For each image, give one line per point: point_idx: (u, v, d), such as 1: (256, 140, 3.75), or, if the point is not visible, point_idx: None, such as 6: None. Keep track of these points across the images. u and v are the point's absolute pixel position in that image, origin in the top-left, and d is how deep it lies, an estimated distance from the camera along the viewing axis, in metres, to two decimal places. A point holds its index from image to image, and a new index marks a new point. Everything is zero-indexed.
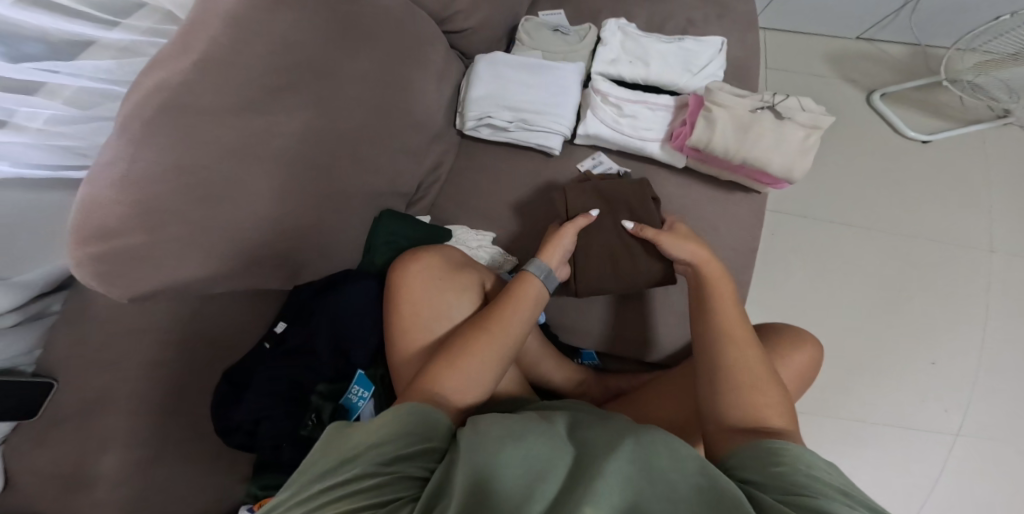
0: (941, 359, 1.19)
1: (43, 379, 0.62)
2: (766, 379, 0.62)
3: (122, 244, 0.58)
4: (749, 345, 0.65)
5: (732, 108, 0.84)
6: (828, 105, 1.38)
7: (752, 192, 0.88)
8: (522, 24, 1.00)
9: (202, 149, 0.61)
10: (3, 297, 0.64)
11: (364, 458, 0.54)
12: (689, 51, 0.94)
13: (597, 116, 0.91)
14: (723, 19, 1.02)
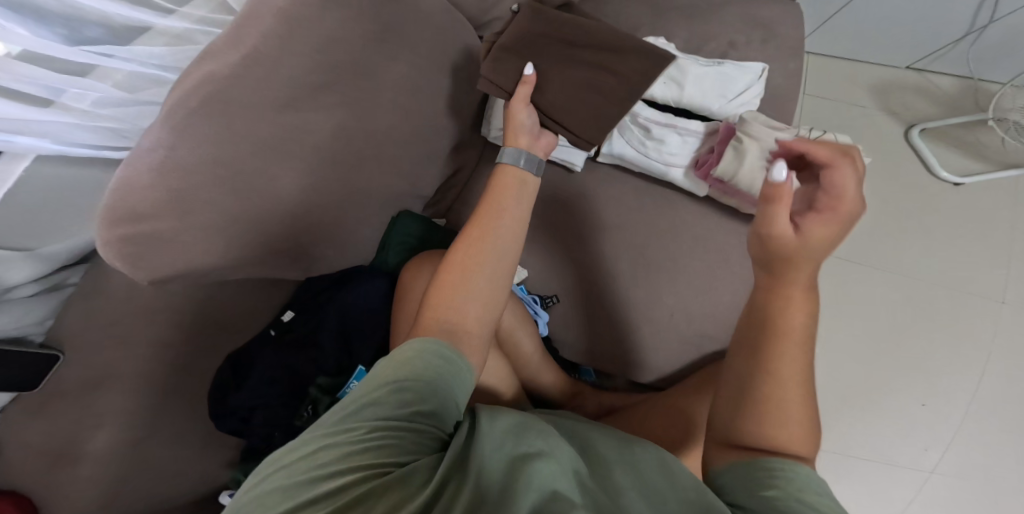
0: (934, 401, 1.14)
1: (49, 352, 0.65)
2: (802, 394, 0.51)
3: (150, 229, 0.59)
4: (798, 348, 0.52)
5: (765, 141, 0.81)
6: (869, 136, 1.33)
7: None
8: None
9: (239, 142, 0.62)
10: (27, 269, 0.68)
11: (382, 409, 0.50)
12: (727, 76, 0.91)
13: (623, 137, 0.88)
14: (767, 44, 0.99)
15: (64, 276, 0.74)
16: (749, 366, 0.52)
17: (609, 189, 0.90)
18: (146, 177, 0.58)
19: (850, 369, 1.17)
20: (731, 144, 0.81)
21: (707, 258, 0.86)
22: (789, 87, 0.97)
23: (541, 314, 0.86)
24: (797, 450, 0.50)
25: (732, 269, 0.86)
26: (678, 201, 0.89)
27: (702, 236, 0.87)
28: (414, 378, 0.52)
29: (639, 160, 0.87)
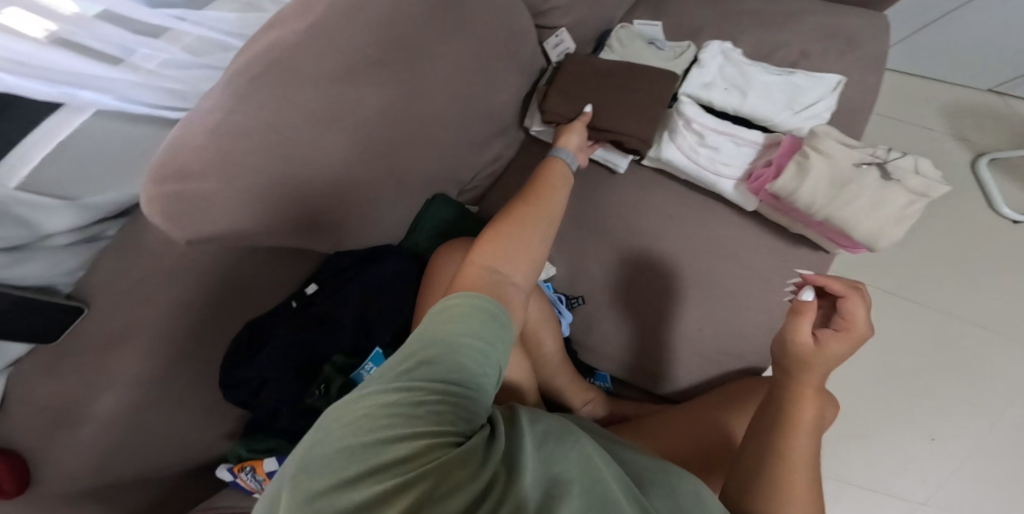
0: (941, 435, 1.06)
1: (71, 305, 0.63)
2: (812, 474, 0.52)
3: (195, 189, 0.57)
4: (807, 431, 0.53)
5: (835, 158, 0.75)
6: (944, 163, 1.22)
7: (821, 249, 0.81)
8: (616, 31, 0.95)
9: (291, 111, 0.61)
10: (67, 218, 0.65)
11: (436, 376, 0.48)
12: (796, 85, 0.86)
13: (674, 142, 0.84)
14: (846, 55, 0.91)
15: (99, 229, 0.71)
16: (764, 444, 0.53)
17: (651, 195, 0.86)
18: (201, 138, 0.58)
19: (871, 400, 1.09)
20: (795, 159, 0.76)
21: (747, 278, 0.81)
22: (865, 103, 0.90)
23: (565, 314, 0.83)
24: None
25: (773, 292, 0.80)
26: (724, 215, 0.84)
27: (743, 254, 0.82)
28: (471, 348, 0.51)
29: (688, 168, 0.83)
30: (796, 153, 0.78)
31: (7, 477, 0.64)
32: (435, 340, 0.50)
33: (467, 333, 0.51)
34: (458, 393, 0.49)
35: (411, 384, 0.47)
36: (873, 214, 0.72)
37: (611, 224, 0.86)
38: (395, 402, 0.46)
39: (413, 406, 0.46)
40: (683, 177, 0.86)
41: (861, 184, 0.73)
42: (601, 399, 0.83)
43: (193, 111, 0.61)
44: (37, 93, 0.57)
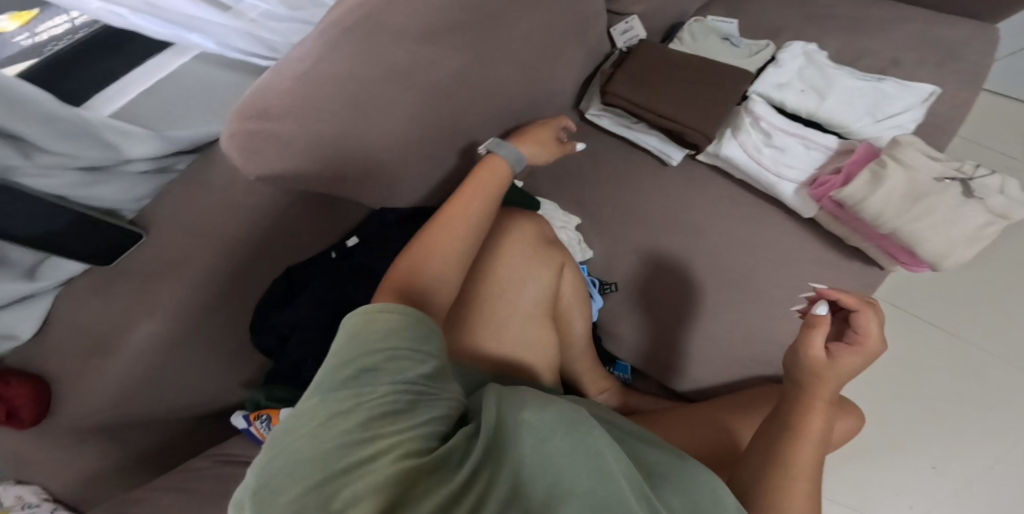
0: (942, 464, 0.98)
1: (133, 230, 0.67)
2: (814, 475, 0.57)
3: (274, 127, 0.60)
4: (814, 438, 0.58)
5: (916, 170, 0.70)
6: None
7: (876, 265, 0.76)
8: (689, 25, 0.92)
9: (371, 64, 0.64)
10: (148, 144, 0.68)
11: (396, 381, 0.49)
12: (883, 94, 0.81)
13: (738, 139, 0.80)
14: (943, 67, 0.85)
15: (168, 162, 0.73)
16: (774, 447, 0.58)
17: (704, 192, 0.83)
18: (288, 83, 0.62)
19: (906, 435, 1.00)
20: (869, 166, 0.71)
21: (792, 286, 0.77)
22: (954, 118, 0.84)
23: (597, 298, 0.81)
24: None
25: None
26: (779, 219, 0.80)
27: (792, 260, 0.78)
28: (407, 354, 0.50)
29: (750, 167, 0.79)
30: (871, 161, 0.74)
31: (28, 402, 0.65)
32: (392, 346, 0.50)
33: (419, 340, 0.52)
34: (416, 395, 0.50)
35: (371, 393, 0.47)
36: (944, 232, 0.67)
37: (660, 216, 0.83)
38: (358, 410, 0.46)
39: (376, 414, 0.46)
40: (741, 176, 0.82)
41: (938, 199, 0.68)
42: (615, 388, 0.82)
43: (285, 59, 0.66)
44: (153, 31, 0.71)
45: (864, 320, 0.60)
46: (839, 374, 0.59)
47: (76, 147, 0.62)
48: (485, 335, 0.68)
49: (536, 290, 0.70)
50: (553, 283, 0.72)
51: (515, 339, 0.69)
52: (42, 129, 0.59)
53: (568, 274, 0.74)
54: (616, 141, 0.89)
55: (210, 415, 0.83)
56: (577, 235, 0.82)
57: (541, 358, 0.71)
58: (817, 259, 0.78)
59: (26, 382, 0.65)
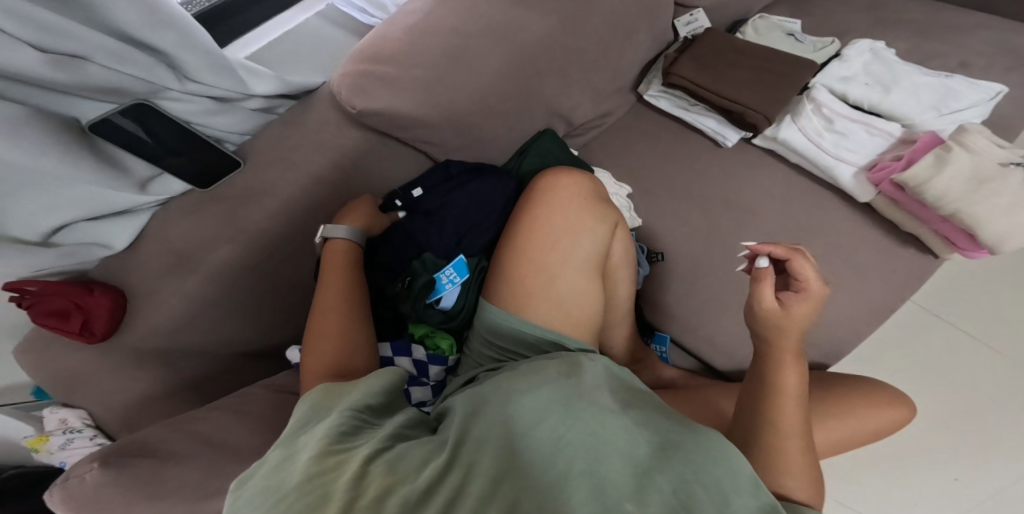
0: (967, 477, 1.01)
1: (234, 159, 0.74)
2: (800, 444, 0.58)
3: (379, 68, 0.69)
4: (795, 407, 0.59)
5: (982, 155, 0.74)
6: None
7: (931, 254, 0.78)
8: (754, 21, 0.94)
9: (472, 20, 0.72)
10: (269, 86, 0.77)
11: (352, 407, 0.57)
12: (951, 90, 0.82)
13: (799, 124, 0.83)
14: (1012, 72, 0.86)
15: (276, 103, 0.81)
16: (760, 423, 0.59)
17: (757, 173, 0.85)
18: (399, 33, 0.72)
19: (941, 451, 1.03)
20: (934, 151, 0.75)
21: (839, 267, 0.78)
22: (1017, 121, 0.84)
23: (644, 265, 0.82)
24: (799, 496, 0.57)
25: (869, 287, 0.77)
26: (832, 203, 0.82)
27: (843, 242, 0.80)
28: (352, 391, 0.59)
29: (811, 151, 0.81)
30: (936, 148, 0.75)
31: (103, 316, 0.69)
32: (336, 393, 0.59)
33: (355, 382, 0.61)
34: (371, 421, 0.58)
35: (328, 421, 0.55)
36: (1009, 214, 0.71)
37: (719, 197, 0.85)
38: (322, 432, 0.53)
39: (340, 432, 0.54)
40: (799, 160, 0.84)
41: (1002, 183, 0.72)
42: (649, 360, 0.82)
43: (398, 13, 0.76)
44: None
45: (803, 267, 0.60)
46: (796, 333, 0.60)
47: (217, 79, 0.70)
48: (536, 281, 0.71)
49: (590, 244, 0.73)
50: (607, 239, 0.75)
51: (565, 290, 0.72)
52: (199, 59, 0.67)
53: (621, 231, 0.76)
54: (674, 123, 0.91)
55: (259, 355, 0.85)
56: (629, 203, 0.84)
57: (587, 309, 0.73)
58: (869, 244, 0.79)
59: (108, 297, 0.69)
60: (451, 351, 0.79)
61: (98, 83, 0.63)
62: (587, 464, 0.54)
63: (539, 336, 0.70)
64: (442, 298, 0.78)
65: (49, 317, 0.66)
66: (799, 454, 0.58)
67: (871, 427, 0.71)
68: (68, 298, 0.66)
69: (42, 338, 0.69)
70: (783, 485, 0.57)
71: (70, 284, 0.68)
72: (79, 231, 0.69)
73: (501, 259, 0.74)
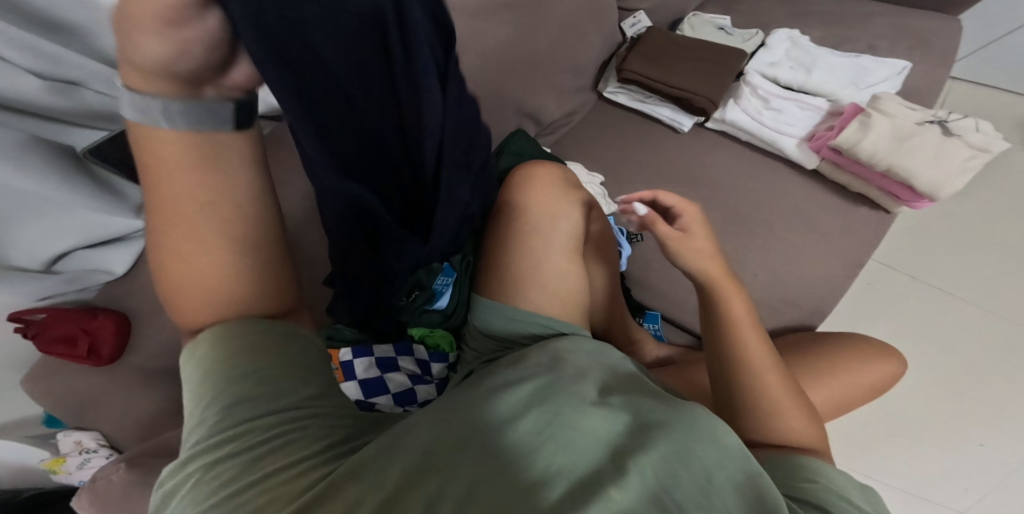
0: (990, 441, 1.10)
1: None
2: (786, 394, 0.60)
3: None
4: (767, 357, 0.62)
5: (899, 117, 0.86)
6: (988, 186, 1.32)
7: (881, 210, 0.88)
8: (689, 19, 1.04)
9: None
10: None
11: (273, 406, 0.47)
12: (864, 68, 0.94)
13: (741, 105, 0.93)
14: (913, 51, 0.99)
15: None
16: (737, 374, 0.62)
17: (713, 153, 0.95)
18: None
19: (941, 410, 1.12)
20: (858, 118, 0.86)
21: (802, 228, 0.87)
22: (928, 88, 0.96)
23: (625, 246, 0.89)
24: (802, 436, 0.59)
25: (832, 243, 0.86)
26: (784, 173, 0.92)
27: (801, 206, 0.89)
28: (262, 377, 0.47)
29: (754, 127, 0.92)
30: (858, 115, 0.87)
31: (110, 338, 0.70)
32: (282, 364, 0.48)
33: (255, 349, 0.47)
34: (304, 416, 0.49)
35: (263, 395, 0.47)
36: (932, 164, 0.83)
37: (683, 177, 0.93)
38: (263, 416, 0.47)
39: (282, 421, 0.48)
40: (746, 138, 0.94)
41: (919, 140, 0.84)
42: (647, 338, 0.88)
43: None
44: None
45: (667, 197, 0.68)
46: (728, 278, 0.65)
47: None
48: (522, 266, 0.74)
49: (568, 225, 0.76)
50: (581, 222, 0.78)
51: (549, 272, 0.74)
52: None
53: (594, 212, 0.80)
54: (633, 116, 1.00)
55: None
56: (603, 190, 0.90)
57: (575, 288, 0.75)
58: (823, 206, 0.89)
59: (112, 318, 0.70)
60: (451, 348, 0.81)
61: (92, 111, 0.63)
62: (575, 454, 0.52)
63: (533, 320, 0.72)
64: (438, 301, 0.76)
65: (57, 345, 0.67)
66: (786, 395, 0.61)
67: (863, 378, 0.78)
68: (74, 324, 0.68)
69: (53, 366, 0.70)
70: (791, 432, 0.59)
71: (74, 312, 0.70)
72: (82, 260, 0.71)
73: (490, 251, 0.76)
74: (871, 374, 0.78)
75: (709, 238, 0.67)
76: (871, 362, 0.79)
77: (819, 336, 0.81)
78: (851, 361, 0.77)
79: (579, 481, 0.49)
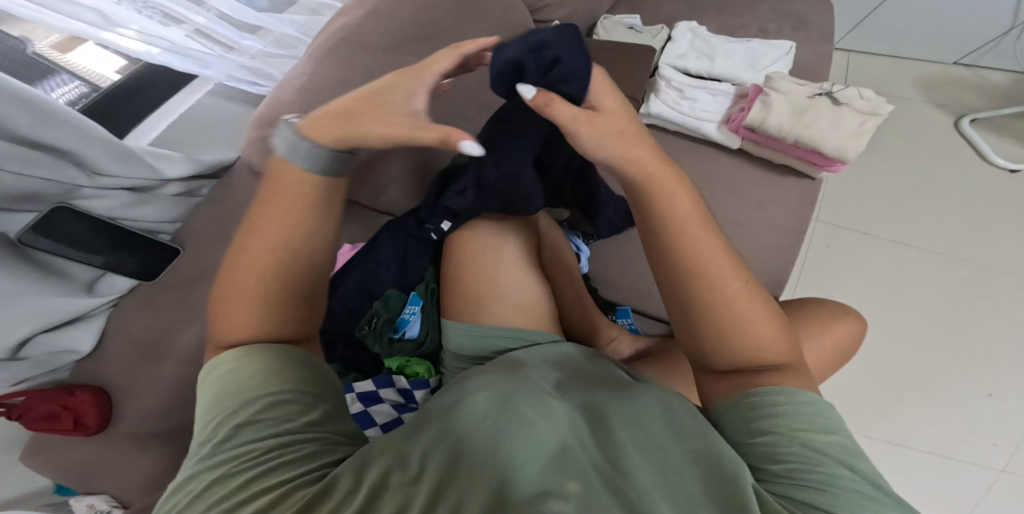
0: (999, 392, 1.13)
1: (171, 245, 0.85)
2: (754, 313, 0.54)
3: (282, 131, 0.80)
4: (729, 270, 0.54)
5: (793, 93, 0.95)
6: (905, 136, 1.42)
7: (805, 176, 0.97)
8: (601, 23, 1.11)
9: (354, 72, 0.83)
10: (183, 166, 0.87)
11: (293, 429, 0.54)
12: (756, 51, 1.03)
13: (660, 98, 1.01)
14: (798, 31, 1.09)
15: (196, 186, 0.91)
16: (699, 297, 0.54)
17: None
18: (288, 94, 0.83)
19: (931, 361, 1.16)
20: (760, 99, 0.95)
21: (738, 206, 0.95)
22: (819, 62, 1.07)
23: (583, 250, 0.94)
24: (774, 355, 0.54)
25: (769, 215, 0.94)
26: (713, 156, 1.00)
27: (734, 185, 0.97)
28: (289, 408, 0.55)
29: (674, 116, 1.00)
30: (760, 95, 0.97)
31: (91, 410, 0.73)
32: (281, 390, 0.55)
33: (259, 379, 0.55)
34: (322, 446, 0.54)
35: (261, 417, 0.54)
36: (832, 131, 0.92)
37: None
38: (263, 432, 0.53)
39: (276, 436, 0.53)
40: (670, 128, 1.02)
41: (817, 110, 0.93)
42: (625, 334, 0.90)
43: (283, 81, 0.86)
44: (180, 67, 0.93)
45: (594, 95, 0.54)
46: (671, 177, 0.54)
47: (125, 168, 0.78)
48: (479, 284, 0.79)
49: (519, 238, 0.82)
50: (527, 236, 0.82)
51: (508, 285, 0.79)
52: (102, 154, 0.75)
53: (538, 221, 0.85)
54: None
55: None
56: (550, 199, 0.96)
57: (530, 295, 0.80)
58: (751, 183, 0.97)
59: (90, 392, 0.74)
60: (430, 373, 0.83)
61: (15, 193, 0.69)
62: (532, 437, 0.56)
63: (496, 332, 0.76)
64: (407, 329, 0.84)
65: (40, 423, 0.70)
66: (747, 307, 0.54)
67: (835, 329, 0.80)
68: (53, 403, 0.70)
69: (45, 440, 0.75)
70: (756, 354, 0.54)
71: (52, 389, 0.72)
72: (45, 344, 0.74)
73: (447, 270, 0.82)
74: (832, 341, 0.80)
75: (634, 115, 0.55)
76: (834, 330, 0.80)
77: (788, 302, 0.85)
78: (826, 317, 0.81)
79: (540, 476, 0.52)
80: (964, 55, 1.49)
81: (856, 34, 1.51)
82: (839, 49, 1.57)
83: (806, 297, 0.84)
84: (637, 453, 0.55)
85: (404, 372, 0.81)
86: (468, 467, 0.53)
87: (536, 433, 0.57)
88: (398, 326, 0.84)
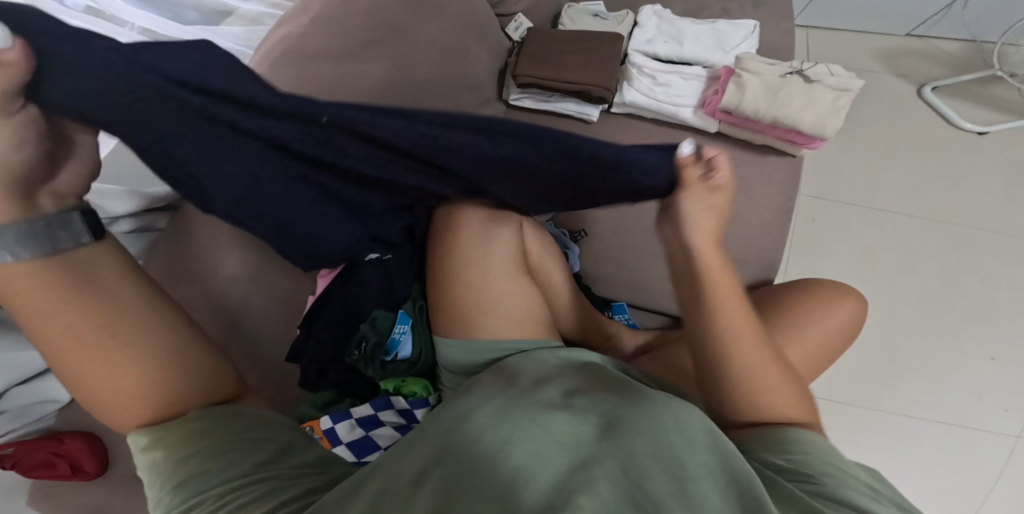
0: (1000, 355, 1.16)
1: None
2: (777, 378, 0.63)
3: None
4: (756, 344, 0.63)
5: (766, 73, 0.95)
6: (872, 105, 1.44)
7: (787, 154, 0.98)
8: (565, 11, 1.09)
9: (305, 83, 0.78)
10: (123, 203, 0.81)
11: (241, 473, 0.57)
12: (721, 31, 1.04)
13: (634, 86, 1.00)
14: (761, 8, 1.09)
15: (151, 220, 0.87)
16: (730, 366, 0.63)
17: (624, 135, 1.01)
18: None
19: (924, 328, 1.19)
20: (733, 81, 0.95)
21: None
22: (784, 41, 1.07)
23: (572, 248, 0.93)
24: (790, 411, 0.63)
25: (755, 197, 0.95)
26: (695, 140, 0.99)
27: None
28: (234, 455, 0.58)
29: (649, 103, 0.99)
30: (732, 77, 0.97)
31: (87, 455, 0.76)
32: (221, 443, 0.58)
33: (191, 441, 0.58)
34: (282, 481, 0.58)
35: (211, 468, 0.57)
36: (808, 110, 0.92)
37: None
38: (213, 484, 0.56)
39: (230, 482, 0.56)
40: (647, 115, 1.01)
41: (790, 88, 0.94)
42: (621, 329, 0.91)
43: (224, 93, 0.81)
44: None
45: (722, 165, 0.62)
46: (723, 270, 0.63)
47: None
48: (469, 299, 0.79)
49: (501, 249, 0.80)
50: (515, 244, 0.81)
51: (498, 301, 0.79)
52: None
53: (528, 229, 0.82)
54: (542, 116, 1.05)
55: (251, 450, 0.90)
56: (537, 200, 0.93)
57: (523, 305, 0.80)
58: (736, 164, 0.97)
59: (80, 438, 0.76)
60: (427, 391, 0.85)
61: None
62: (521, 445, 0.58)
63: (495, 348, 0.78)
64: (399, 351, 0.85)
65: (35, 470, 0.73)
66: (763, 371, 0.63)
67: (837, 311, 0.81)
68: (45, 450, 0.74)
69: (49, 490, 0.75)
70: (779, 410, 0.63)
71: (39, 439, 0.76)
72: (20, 396, 0.78)
73: (432, 289, 0.82)
74: (834, 323, 0.81)
75: (721, 214, 0.63)
76: (836, 314, 0.82)
77: (782, 285, 0.86)
78: (826, 302, 0.82)
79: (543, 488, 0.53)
80: (918, 26, 1.51)
81: (812, 10, 1.52)
82: (798, 26, 1.57)
83: (805, 279, 0.86)
84: (597, 447, 0.58)
85: (401, 392, 0.83)
86: (466, 487, 0.54)
87: (532, 445, 0.58)
88: (390, 348, 0.84)
